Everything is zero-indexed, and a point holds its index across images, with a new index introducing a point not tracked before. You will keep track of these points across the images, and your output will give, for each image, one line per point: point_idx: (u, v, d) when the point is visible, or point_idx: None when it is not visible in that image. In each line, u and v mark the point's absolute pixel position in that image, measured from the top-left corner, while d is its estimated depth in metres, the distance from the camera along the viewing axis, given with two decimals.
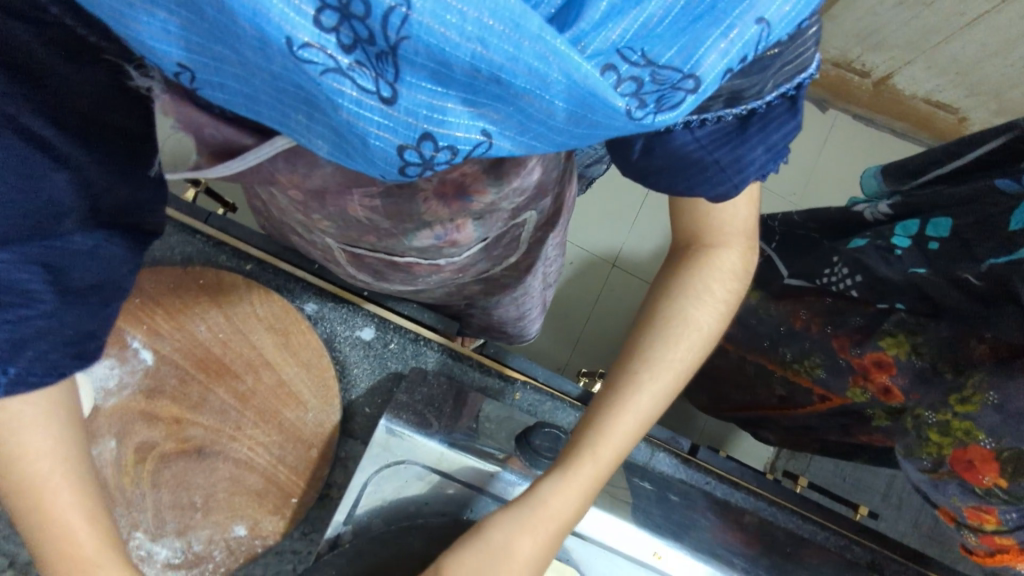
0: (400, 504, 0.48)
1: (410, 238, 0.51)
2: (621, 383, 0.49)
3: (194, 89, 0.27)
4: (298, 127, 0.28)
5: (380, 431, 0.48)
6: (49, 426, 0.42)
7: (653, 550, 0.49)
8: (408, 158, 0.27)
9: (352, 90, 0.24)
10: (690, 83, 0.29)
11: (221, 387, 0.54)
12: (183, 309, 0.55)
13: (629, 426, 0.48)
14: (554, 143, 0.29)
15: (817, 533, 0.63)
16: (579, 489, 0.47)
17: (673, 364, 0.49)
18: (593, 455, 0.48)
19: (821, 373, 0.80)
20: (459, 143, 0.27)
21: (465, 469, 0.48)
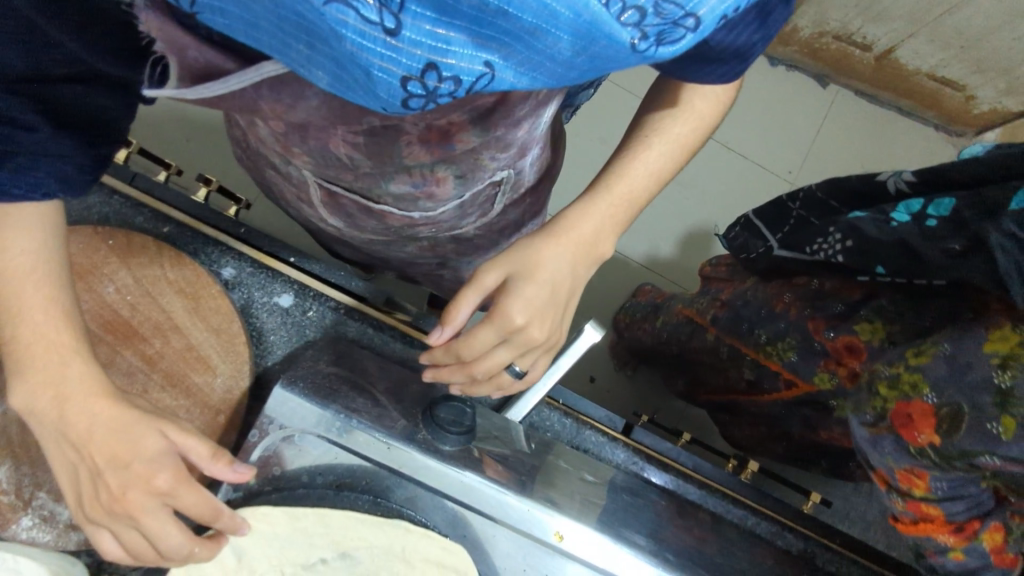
0: (291, 472, 0.48)
1: (387, 183, 0.56)
2: (634, 145, 0.56)
3: (193, 13, 0.29)
4: (297, 60, 0.30)
5: (273, 394, 0.46)
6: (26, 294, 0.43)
7: (553, 530, 0.47)
8: (411, 89, 0.30)
9: (356, 21, 0.27)
10: (691, 21, 0.33)
11: (129, 349, 0.52)
12: (92, 269, 0.54)
13: (640, 180, 0.55)
14: (556, 76, 0.32)
15: (747, 518, 0.62)
16: (597, 219, 0.53)
17: (677, 138, 0.55)
18: (611, 190, 0.54)
19: (792, 356, 0.76)
20: (462, 74, 0.30)
21: (369, 445, 0.47)
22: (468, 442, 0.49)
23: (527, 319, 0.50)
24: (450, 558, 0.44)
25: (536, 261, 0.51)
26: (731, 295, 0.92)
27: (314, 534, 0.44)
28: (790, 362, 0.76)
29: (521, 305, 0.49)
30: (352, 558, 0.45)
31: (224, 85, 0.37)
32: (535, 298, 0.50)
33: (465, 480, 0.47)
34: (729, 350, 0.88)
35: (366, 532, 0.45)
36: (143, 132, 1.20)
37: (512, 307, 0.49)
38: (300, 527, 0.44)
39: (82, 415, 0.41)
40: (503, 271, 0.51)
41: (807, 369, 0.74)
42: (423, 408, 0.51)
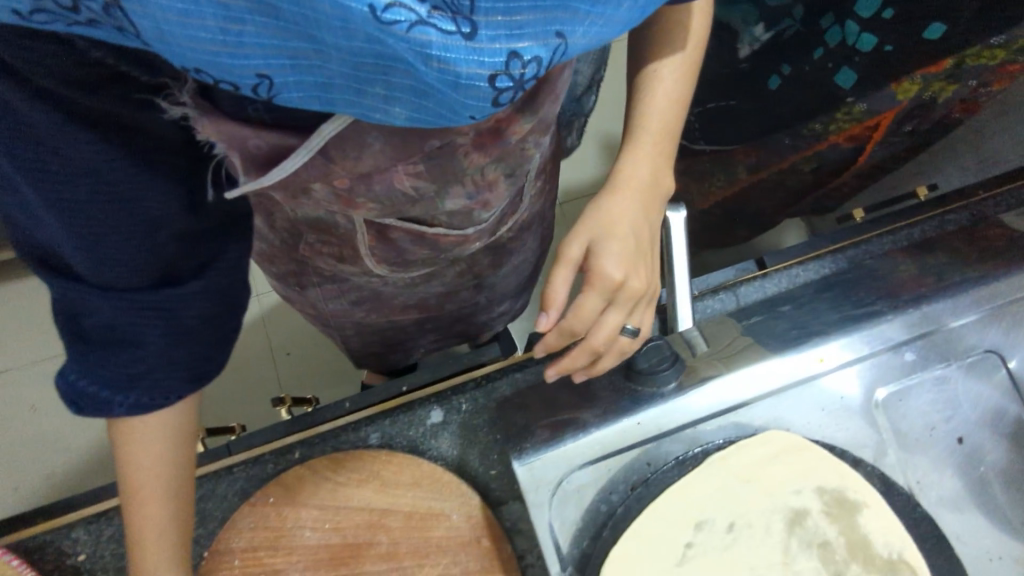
0: (591, 514, 0.45)
1: (443, 201, 0.53)
2: (641, 81, 0.52)
3: (271, 95, 0.29)
4: (374, 103, 0.30)
5: (519, 471, 0.46)
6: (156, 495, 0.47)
7: (815, 357, 0.49)
8: (500, 84, 0.30)
9: (438, 37, 0.27)
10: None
11: (367, 562, 0.50)
12: (280, 532, 0.51)
13: (667, 114, 0.52)
14: (618, 25, 0.32)
15: (912, 234, 0.61)
16: (646, 163, 0.52)
17: (683, 63, 0.51)
18: (644, 134, 0.52)
19: (863, 107, 0.70)
20: (539, 51, 0.30)
21: (628, 434, 0.47)
22: (684, 367, 0.49)
23: (625, 272, 0.50)
24: (772, 447, 0.44)
25: (612, 223, 0.50)
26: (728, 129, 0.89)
27: (664, 531, 0.42)
28: (865, 108, 0.70)
29: (614, 260, 0.50)
30: (709, 522, 0.42)
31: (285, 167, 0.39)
32: (620, 251, 0.50)
33: (709, 389, 0.48)
34: (793, 142, 0.79)
35: (696, 487, 0.43)
36: None
37: (606, 264, 0.50)
38: (648, 535, 0.42)
39: (167, 543, 0.48)
40: (584, 240, 0.50)
41: (882, 102, 0.69)
42: (627, 369, 0.50)
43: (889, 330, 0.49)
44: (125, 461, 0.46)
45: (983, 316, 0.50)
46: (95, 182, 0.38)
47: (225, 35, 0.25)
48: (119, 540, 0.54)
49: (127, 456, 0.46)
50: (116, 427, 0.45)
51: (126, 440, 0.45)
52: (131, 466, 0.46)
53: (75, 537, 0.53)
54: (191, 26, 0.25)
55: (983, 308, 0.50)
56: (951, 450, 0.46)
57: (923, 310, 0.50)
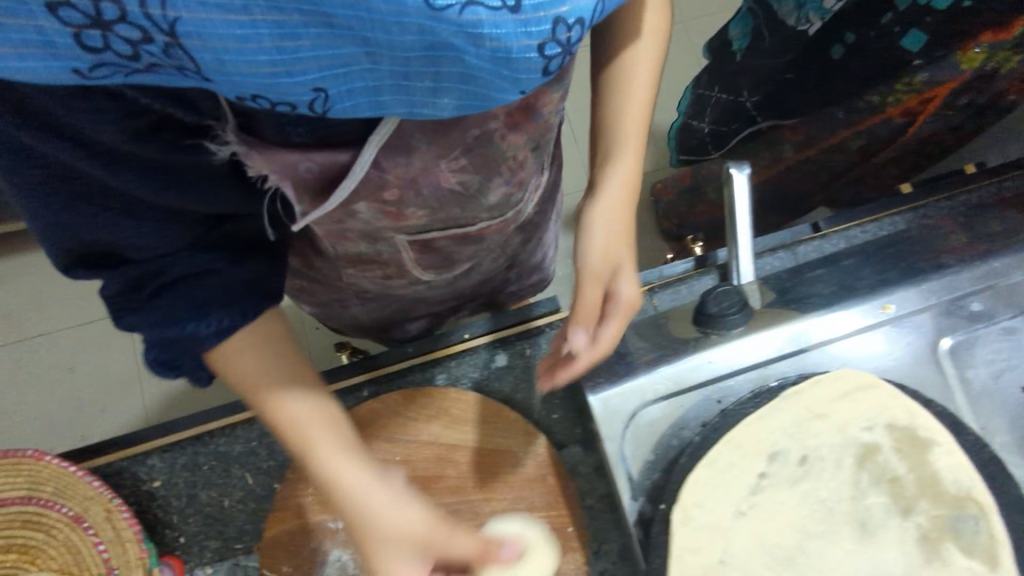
0: (663, 447, 0.46)
1: (484, 196, 0.51)
2: (617, 67, 0.49)
3: (325, 110, 0.31)
4: (423, 95, 0.31)
5: (594, 402, 0.48)
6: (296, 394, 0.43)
7: (880, 305, 0.50)
8: (549, 52, 0.31)
9: (488, 14, 0.27)
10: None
11: (436, 496, 0.52)
12: None
13: (646, 117, 0.50)
14: None
15: (970, 199, 0.62)
16: (619, 187, 0.50)
17: (647, 64, 0.49)
18: (619, 148, 0.50)
19: (924, 75, 0.64)
20: (583, 11, 0.30)
21: (699, 372, 0.48)
22: (752, 312, 0.50)
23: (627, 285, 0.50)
24: (844, 382, 0.45)
25: (607, 237, 0.49)
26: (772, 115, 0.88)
27: (737, 461, 0.43)
28: (926, 78, 0.64)
29: (623, 277, 0.50)
30: (781, 455, 0.44)
31: (349, 182, 0.42)
32: (626, 257, 0.50)
33: (779, 332, 0.49)
34: (847, 117, 0.74)
35: (770, 422, 0.44)
36: (162, 396, 1.10)
37: (622, 273, 0.50)
38: (722, 465, 0.43)
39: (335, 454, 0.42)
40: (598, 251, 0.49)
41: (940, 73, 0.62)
42: (694, 313, 0.52)
43: (954, 282, 0.50)
44: (247, 380, 0.43)
45: None
46: (155, 214, 0.40)
47: (281, 55, 0.27)
48: (191, 470, 0.55)
49: (245, 370, 0.43)
50: (219, 353, 0.43)
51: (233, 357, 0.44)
52: (251, 378, 0.43)
53: (150, 466, 0.55)
54: (246, 54, 0.26)
55: None
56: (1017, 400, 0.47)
57: (987, 266, 0.51)
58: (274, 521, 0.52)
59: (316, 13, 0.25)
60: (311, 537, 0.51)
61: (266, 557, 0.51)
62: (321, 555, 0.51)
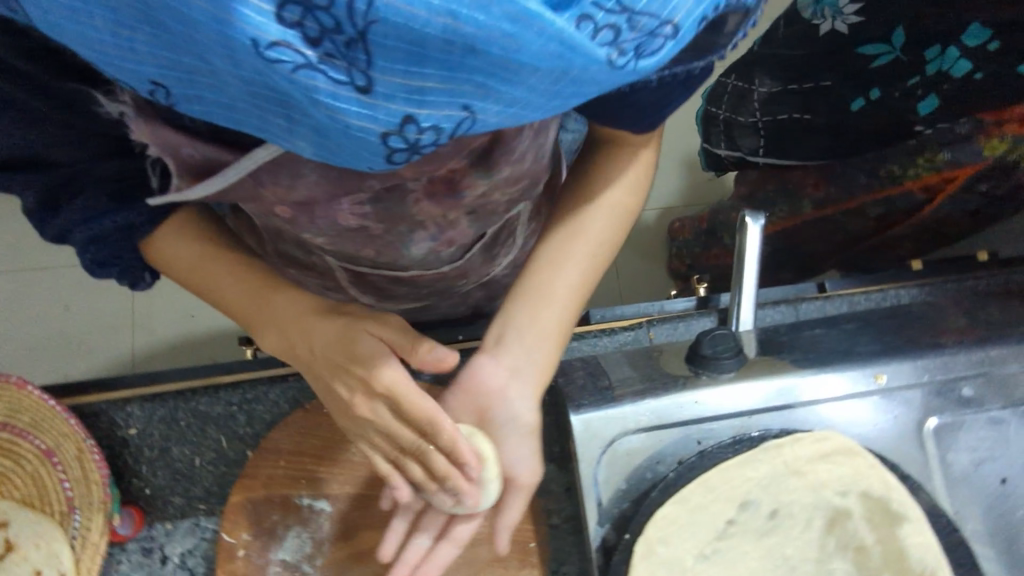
0: (636, 478, 0.46)
1: (407, 245, 0.51)
2: (569, 221, 0.49)
3: (171, 103, 0.29)
4: (279, 133, 0.29)
5: (574, 423, 0.47)
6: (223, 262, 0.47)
7: (872, 375, 0.49)
8: (393, 144, 0.28)
9: (326, 83, 0.25)
10: (668, 28, 0.28)
11: None
12: (327, 444, 0.53)
13: (557, 316, 0.48)
14: (542, 109, 0.29)
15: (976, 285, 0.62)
16: (533, 370, 0.47)
17: (601, 240, 0.49)
18: (536, 326, 0.47)
19: (946, 155, 0.64)
20: (442, 122, 0.27)
21: (684, 411, 0.48)
22: (746, 360, 0.50)
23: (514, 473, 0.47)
24: (828, 445, 0.44)
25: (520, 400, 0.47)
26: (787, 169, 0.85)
27: (709, 504, 0.43)
28: (947, 157, 0.64)
29: (517, 452, 0.47)
30: (753, 504, 0.44)
31: (239, 168, 0.38)
32: (527, 440, 0.48)
33: (770, 384, 0.49)
34: (868, 180, 0.72)
35: (746, 472, 0.44)
36: (152, 345, 1.11)
37: (517, 444, 0.48)
38: (694, 506, 0.43)
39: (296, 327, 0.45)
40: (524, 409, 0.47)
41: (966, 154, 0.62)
42: (689, 352, 0.51)
43: (954, 364, 0.50)
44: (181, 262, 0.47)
45: None
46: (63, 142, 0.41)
47: (119, 38, 0.26)
48: (168, 424, 0.55)
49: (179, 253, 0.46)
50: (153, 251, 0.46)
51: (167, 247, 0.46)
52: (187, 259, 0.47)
53: (126, 412, 0.55)
54: (90, 27, 0.26)
55: None
56: (991, 490, 0.47)
57: (986, 352, 0.50)
58: (240, 487, 0.52)
59: (147, 12, 0.24)
60: (275, 510, 0.51)
61: (226, 521, 0.51)
62: (281, 529, 0.51)
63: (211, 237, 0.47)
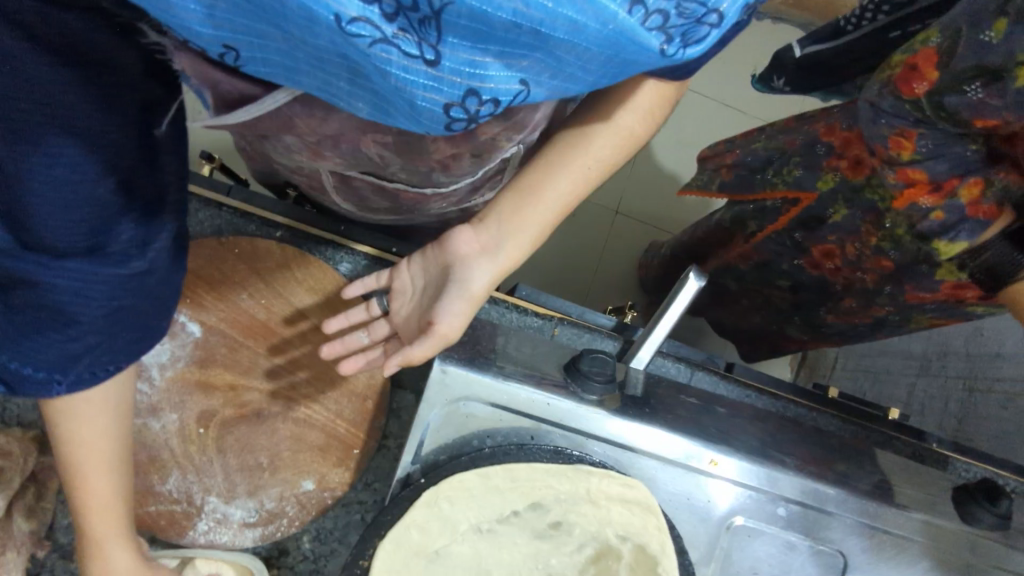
0: (463, 439, 0.50)
1: (384, 167, 0.51)
2: (570, 133, 0.45)
3: (239, 65, 0.31)
4: (339, 93, 0.31)
5: (435, 369, 0.49)
6: (98, 413, 0.46)
7: (709, 458, 0.51)
8: (454, 114, 0.31)
9: (398, 58, 0.27)
10: (717, 18, 0.31)
11: (271, 351, 0.55)
12: (224, 280, 0.55)
13: (542, 214, 0.46)
14: (585, 83, 0.32)
15: (856, 432, 0.65)
16: (506, 253, 0.46)
17: (600, 158, 0.45)
18: (520, 219, 0.46)
19: (798, 174, 0.65)
20: (500, 94, 0.31)
21: (537, 405, 0.50)
22: (613, 393, 0.52)
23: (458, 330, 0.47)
24: (632, 493, 0.46)
25: (474, 274, 0.46)
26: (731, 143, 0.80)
27: (504, 490, 0.46)
28: (798, 179, 0.65)
29: (448, 308, 0.45)
30: (542, 508, 0.47)
31: (273, 100, 0.38)
32: (471, 304, 0.46)
33: (621, 422, 0.51)
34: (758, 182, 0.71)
35: (551, 480, 0.47)
36: None
37: (454, 302, 0.45)
38: (491, 485, 0.46)
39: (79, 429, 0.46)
40: (479, 273, 0.46)
41: (810, 180, 0.64)
42: (569, 362, 0.53)
43: (787, 482, 0.52)
44: (64, 433, 0.46)
45: (856, 523, 0.53)
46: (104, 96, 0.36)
47: (198, 6, 0.26)
48: None
49: (65, 419, 0.45)
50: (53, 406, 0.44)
51: (59, 415, 0.45)
52: (70, 431, 0.46)
53: None
54: None
55: (861, 518, 0.53)
56: None
57: (819, 486, 0.52)
58: None
59: None
60: None
61: None
62: None
63: (101, 415, 0.46)
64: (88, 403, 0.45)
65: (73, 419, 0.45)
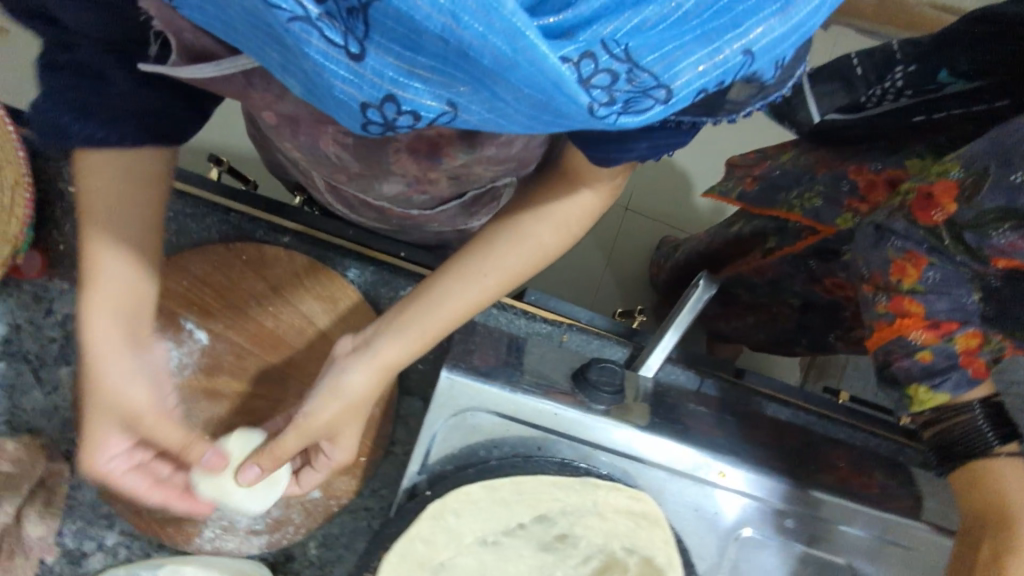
0: (467, 451, 0.50)
1: (377, 181, 0.51)
2: (482, 236, 0.44)
3: (171, 10, 0.30)
4: (270, 69, 0.30)
5: (442, 379, 0.48)
6: (127, 177, 0.40)
7: (716, 469, 0.51)
8: (369, 116, 0.30)
9: (319, 43, 0.27)
10: (661, 93, 0.30)
11: (277, 358, 0.55)
12: (231, 287, 0.55)
13: (434, 321, 0.44)
14: (521, 125, 0.31)
15: (869, 439, 0.64)
16: (386, 354, 0.44)
17: (508, 266, 0.43)
18: (405, 322, 0.44)
19: (818, 204, 0.62)
20: (422, 110, 0.29)
21: (544, 414, 0.50)
22: (621, 402, 0.51)
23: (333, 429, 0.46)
24: (638, 505, 0.46)
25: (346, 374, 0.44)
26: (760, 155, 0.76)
27: (511, 502, 0.46)
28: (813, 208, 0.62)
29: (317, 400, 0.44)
30: (548, 520, 0.47)
31: (234, 64, 0.36)
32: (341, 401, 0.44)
33: (631, 431, 0.50)
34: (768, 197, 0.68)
35: (557, 492, 0.46)
36: None
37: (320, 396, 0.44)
38: (498, 498, 0.46)
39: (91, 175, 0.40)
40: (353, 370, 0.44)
41: (829, 214, 0.61)
42: (577, 370, 0.53)
43: (797, 496, 0.51)
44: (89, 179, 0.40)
45: (867, 538, 0.52)
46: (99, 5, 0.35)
47: None
48: None
49: (93, 171, 0.40)
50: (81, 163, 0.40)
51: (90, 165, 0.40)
52: (92, 185, 0.40)
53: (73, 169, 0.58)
54: None
55: (871, 530, 0.51)
56: None
57: (835, 499, 0.51)
58: None
59: None
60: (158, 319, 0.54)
61: None
62: None
63: (141, 164, 0.40)
64: (169, 154, 0.42)
65: (97, 182, 0.40)
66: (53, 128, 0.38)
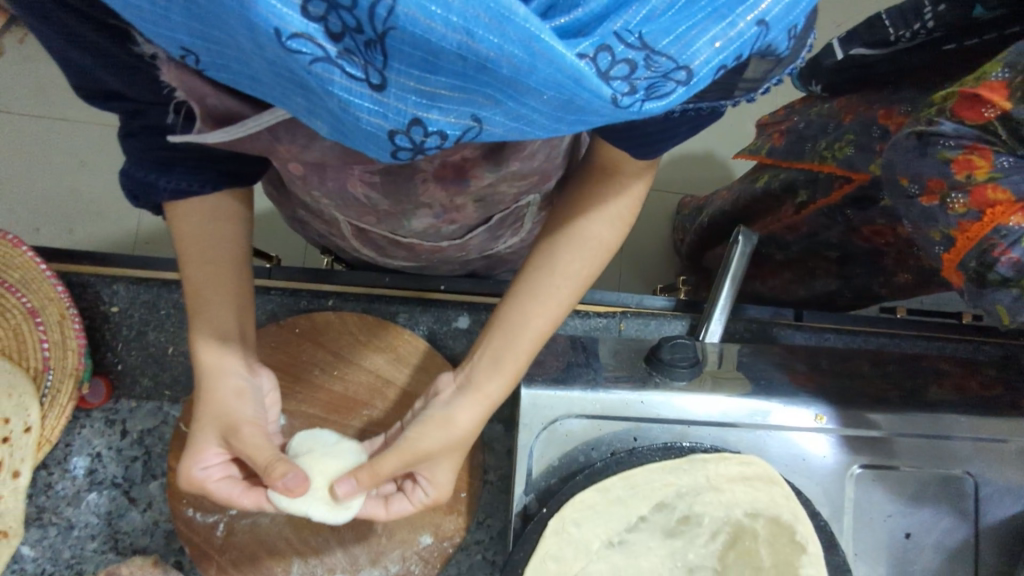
0: (567, 460, 0.49)
1: (408, 219, 0.51)
2: (544, 248, 0.45)
3: (200, 71, 0.29)
4: (297, 111, 0.29)
5: (523, 396, 0.49)
6: (217, 224, 0.44)
7: (815, 415, 0.51)
8: (398, 142, 0.28)
9: (342, 79, 0.26)
10: (682, 74, 0.29)
11: (356, 419, 0.55)
12: (293, 361, 0.56)
13: (523, 343, 0.45)
14: (547, 130, 0.29)
15: (942, 347, 0.65)
16: (488, 387, 0.45)
17: (580, 272, 0.45)
18: (497, 352, 0.45)
19: (849, 151, 0.62)
20: (448, 128, 0.28)
21: (632, 407, 0.50)
22: (700, 372, 0.51)
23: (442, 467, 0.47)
24: (751, 469, 0.46)
25: (455, 413, 0.45)
26: (790, 109, 0.78)
27: (625, 497, 0.47)
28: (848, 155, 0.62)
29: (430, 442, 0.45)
30: (669, 506, 0.47)
31: (258, 122, 0.35)
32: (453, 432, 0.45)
33: (722, 399, 0.51)
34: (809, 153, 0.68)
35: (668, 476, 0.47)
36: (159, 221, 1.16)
37: (433, 438, 0.45)
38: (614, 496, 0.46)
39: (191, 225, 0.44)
40: (459, 408, 0.46)
41: (863, 160, 0.61)
42: (649, 353, 0.52)
43: (895, 421, 0.52)
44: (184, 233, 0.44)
45: (975, 442, 0.52)
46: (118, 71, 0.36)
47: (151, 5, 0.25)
48: (150, 309, 0.61)
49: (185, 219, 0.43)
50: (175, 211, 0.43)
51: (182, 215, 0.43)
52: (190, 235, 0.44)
53: (112, 290, 0.61)
54: None
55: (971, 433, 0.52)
56: (896, 541, 0.51)
57: (925, 414, 0.52)
58: None
59: None
60: None
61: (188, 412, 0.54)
62: None
63: (222, 206, 0.44)
64: (245, 195, 0.45)
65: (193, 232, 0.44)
66: (141, 184, 0.42)
